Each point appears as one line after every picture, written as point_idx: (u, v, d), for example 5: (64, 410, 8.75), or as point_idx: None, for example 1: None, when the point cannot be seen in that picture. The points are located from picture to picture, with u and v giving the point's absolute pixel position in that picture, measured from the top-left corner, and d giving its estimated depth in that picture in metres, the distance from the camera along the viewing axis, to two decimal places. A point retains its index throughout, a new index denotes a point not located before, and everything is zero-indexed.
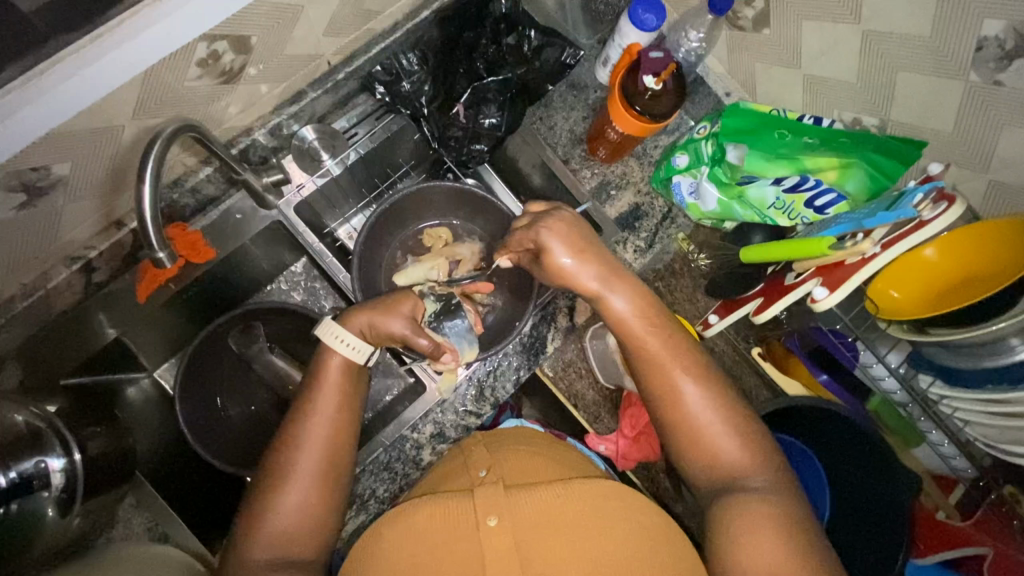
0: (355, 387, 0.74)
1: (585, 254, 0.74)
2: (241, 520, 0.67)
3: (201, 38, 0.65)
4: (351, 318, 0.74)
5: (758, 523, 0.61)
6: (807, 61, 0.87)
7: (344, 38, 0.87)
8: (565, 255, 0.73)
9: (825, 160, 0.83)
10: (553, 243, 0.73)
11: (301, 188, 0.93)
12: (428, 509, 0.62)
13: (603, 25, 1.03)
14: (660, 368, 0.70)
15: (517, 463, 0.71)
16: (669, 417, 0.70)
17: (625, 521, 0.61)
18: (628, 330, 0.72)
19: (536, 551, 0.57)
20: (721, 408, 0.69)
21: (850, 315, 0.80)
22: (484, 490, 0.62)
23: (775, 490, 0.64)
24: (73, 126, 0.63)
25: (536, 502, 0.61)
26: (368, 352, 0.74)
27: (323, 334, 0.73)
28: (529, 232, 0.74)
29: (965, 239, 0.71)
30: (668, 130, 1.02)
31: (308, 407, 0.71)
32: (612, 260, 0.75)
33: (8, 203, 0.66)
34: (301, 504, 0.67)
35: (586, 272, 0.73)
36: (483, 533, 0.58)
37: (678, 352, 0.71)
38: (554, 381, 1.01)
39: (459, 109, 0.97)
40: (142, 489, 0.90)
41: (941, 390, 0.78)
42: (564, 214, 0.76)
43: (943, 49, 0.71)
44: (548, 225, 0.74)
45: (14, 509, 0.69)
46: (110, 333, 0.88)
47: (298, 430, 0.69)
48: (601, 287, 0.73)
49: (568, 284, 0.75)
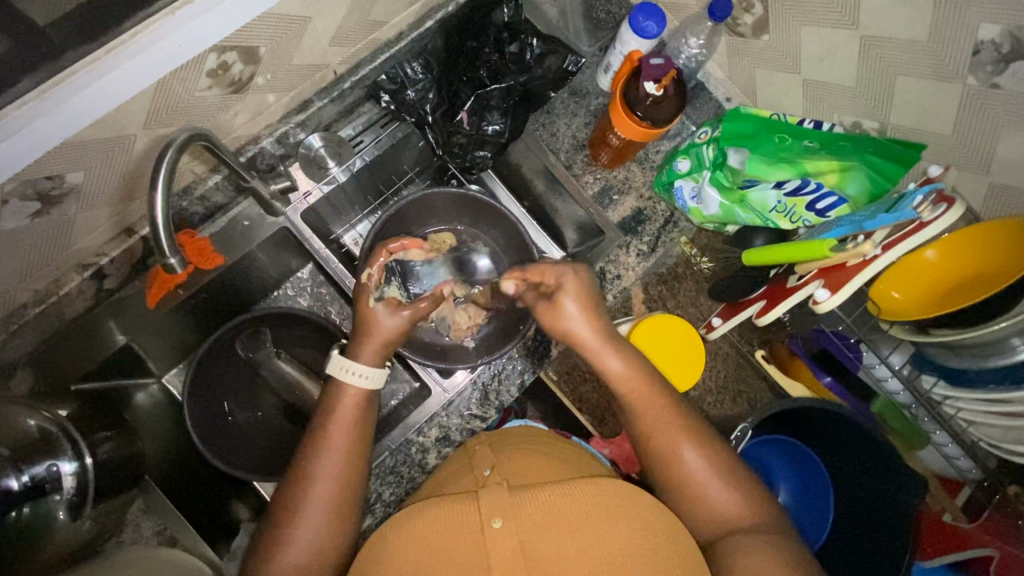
0: (370, 417, 0.75)
1: (588, 309, 0.75)
2: (261, 542, 0.69)
3: (211, 50, 0.67)
4: (360, 353, 0.76)
5: (757, 558, 0.61)
6: (806, 66, 0.87)
7: (350, 47, 0.88)
8: (573, 303, 0.74)
9: (826, 163, 0.83)
10: (564, 292, 0.75)
11: (307, 195, 0.95)
12: (433, 509, 0.61)
13: (604, 32, 1.05)
14: (657, 430, 0.70)
15: (520, 462, 0.70)
16: (661, 468, 0.70)
17: (629, 521, 0.60)
18: (624, 389, 0.72)
19: (541, 554, 0.56)
20: (717, 458, 0.69)
21: (852, 317, 0.81)
22: (490, 490, 0.61)
23: (770, 530, 0.65)
24: (88, 136, 0.65)
25: (542, 504, 0.59)
26: (381, 377, 0.75)
27: (334, 369, 0.75)
28: (552, 271, 0.77)
29: (965, 239, 0.72)
30: (670, 135, 1.04)
31: (321, 431, 0.72)
32: (609, 322, 0.76)
33: (23, 211, 0.68)
34: (316, 535, 0.67)
35: (586, 326, 0.74)
36: (489, 534, 0.57)
37: (674, 412, 0.71)
38: (559, 384, 1.04)
39: (463, 116, 0.98)
40: (152, 493, 0.91)
41: (944, 390, 0.78)
42: (580, 271, 0.77)
43: (941, 53, 0.72)
44: (570, 271, 0.77)
45: (26, 513, 0.70)
46: (121, 340, 0.90)
47: (311, 456, 0.70)
48: (600, 342, 0.73)
49: (572, 340, 0.75)
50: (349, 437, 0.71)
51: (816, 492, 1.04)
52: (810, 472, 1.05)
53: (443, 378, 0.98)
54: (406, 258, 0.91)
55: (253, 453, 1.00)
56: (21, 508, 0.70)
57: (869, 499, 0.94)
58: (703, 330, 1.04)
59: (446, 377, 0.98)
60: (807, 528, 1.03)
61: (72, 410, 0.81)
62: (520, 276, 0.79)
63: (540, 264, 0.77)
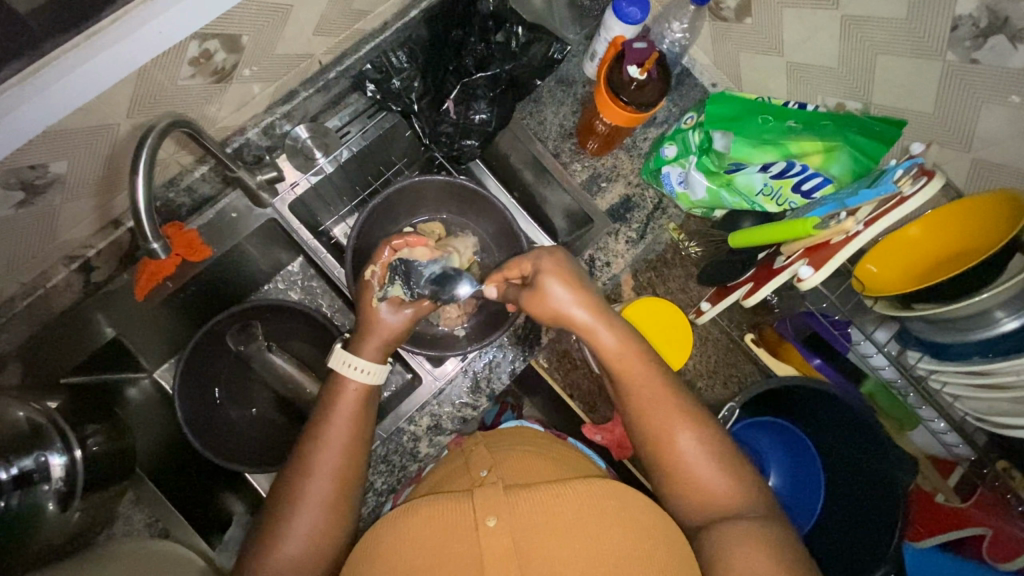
0: (370, 413, 0.76)
1: (575, 287, 0.73)
2: (256, 531, 0.69)
3: (192, 37, 0.67)
4: (360, 350, 0.77)
5: (745, 545, 0.60)
6: (789, 48, 0.88)
7: (335, 37, 0.89)
8: (555, 285, 0.72)
9: (809, 144, 0.83)
10: (544, 275, 0.73)
11: (295, 186, 0.95)
12: (428, 507, 0.61)
13: (589, 21, 1.06)
14: (651, 413, 0.70)
15: (516, 463, 0.70)
16: (654, 454, 0.70)
17: (623, 522, 0.60)
18: (617, 366, 0.72)
19: (534, 552, 0.56)
20: (713, 449, 0.69)
21: (836, 295, 0.83)
22: (484, 489, 0.61)
23: (767, 519, 0.64)
24: (70, 124, 0.65)
25: (538, 505, 0.59)
26: (379, 372, 0.76)
27: (334, 363, 0.76)
28: (528, 260, 0.76)
29: (945, 215, 0.73)
30: (657, 122, 1.04)
31: (320, 425, 0.72)
32: (601, 298, 0.75)
33: (7, 201, 0.68)
34: (311, 530, 0.67)
35: (577, 309, 0.72)
36: (481, 533, 0.57)
37: (673, 396, 0.71)
38: (549, 370, 1.04)
39: (449, 105, 0.99)
40: (143, 486, 0.94)
41: (929, 364, 0.78)
42: (557, 254, 0.75)
43: (920, 30, 0.72)
44: (541, 257, 0.75)
45: (14, 502, 0.69)
46: (110, 333, 0.89)
47: (310, 448, 0.71)
48: (590, 323, 0.72)
49: (561, 322, 0.74)
50: (349, 436, 0.72)
51: (805, 477, 1.05)
52: (800, 456, 1.05)
53: (434, 367, 0.96)
54: (411, 257, 0.87)
55: (245, 447, 1.00)
56: (10, 498, 0.69)
57: (861, 479, 0.94)
58: (692, 315, 1.03)
59: (435, 365, 0.96)
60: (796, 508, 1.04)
61: (63, 400, 0.82)
62: (499, 278, 0.81)
63: (517, 257, 0.77)
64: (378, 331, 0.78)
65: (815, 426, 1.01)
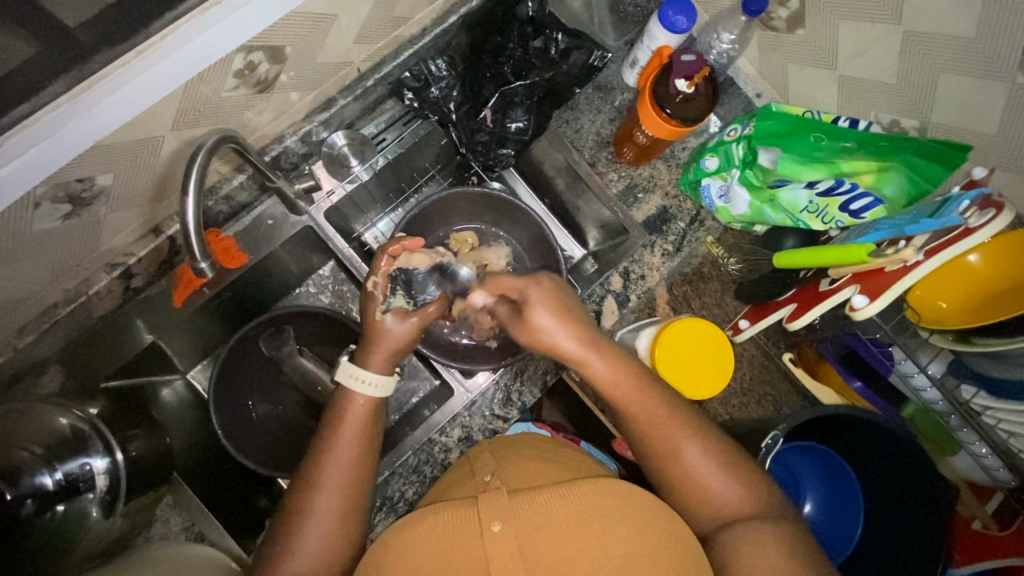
0: (374, 435, 0.73)
1: (561, 315, 0.69)
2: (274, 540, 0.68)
3: (239, 50, 0.66)
4: (365, 360, 0.76)
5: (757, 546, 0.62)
6: (843, 61, 0.85)
7: (373, 45, 0.88)
8: (544, 316, 0.68)
9: (862, 164, 0.82)
10: (535, 303, 0.68)
11: (331, 194, 0.94)
12: (432, 515, 0.60)
13: (630, 26, 1.03)
14: (645, 418, 0.69)
15: (522, 469, 0.68)
16: (665, 467, 0.69)
17: (625, 527, 0.58)
18: (613, 393, 0.70)
19: (541, 557, 0.55)
20: (718, 459, 0.69)
21: (890, 324, 0.81)
22: (488, 494, 0.60)
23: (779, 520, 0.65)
24: (115, 140, 0.64)
25: (541, 509, 0.58)
26: (392, 382, 0.76)
27: (342, 378, 0.73)
28: (517, 283, 0.70)
29: (1010, 245, 0.72)
30: (696, 132, 1.01)
31: (327, 438, 0.71)
32: (589, 325, 0.71)
33: (55, 213, 0.68)
34: (321, 545, 0.66)
35: (566, 337, 0.68)
36: (488, 538, 0.56)
37: (672, 412, 0.70)
38: (583, 386, 1.00)
39: (487, 113, 0.97)
40: (181, 490, 0.90)
41: (984, 401, 0.78)
42: (548, 280, 0.71)
43: (987, 50, 0.69)
44: (537, 283, 0.70)
45: (61, 511, 0.73)
46: (146, 337, 0.92)
47: (316, 464, 0.69)
48: (579, 352, 0.68)
49: (548, 350, 0.70)
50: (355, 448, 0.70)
51: (844, 513, 1.01)
52: (840, 487, 1.02)
53: (465, 378, 0.97)
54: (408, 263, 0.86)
55: (276, 450, 1.00)
56: (58, 506, 0.73)
57: (895, 507, 0.92)
58: (729, 333, 1.02)
59: (468, 378, 0.97)
60: (832, 541, 1.00)
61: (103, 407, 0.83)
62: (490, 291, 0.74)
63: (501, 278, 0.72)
64: (388, 345, 0.76)
65: (850, 449, 0.99)
